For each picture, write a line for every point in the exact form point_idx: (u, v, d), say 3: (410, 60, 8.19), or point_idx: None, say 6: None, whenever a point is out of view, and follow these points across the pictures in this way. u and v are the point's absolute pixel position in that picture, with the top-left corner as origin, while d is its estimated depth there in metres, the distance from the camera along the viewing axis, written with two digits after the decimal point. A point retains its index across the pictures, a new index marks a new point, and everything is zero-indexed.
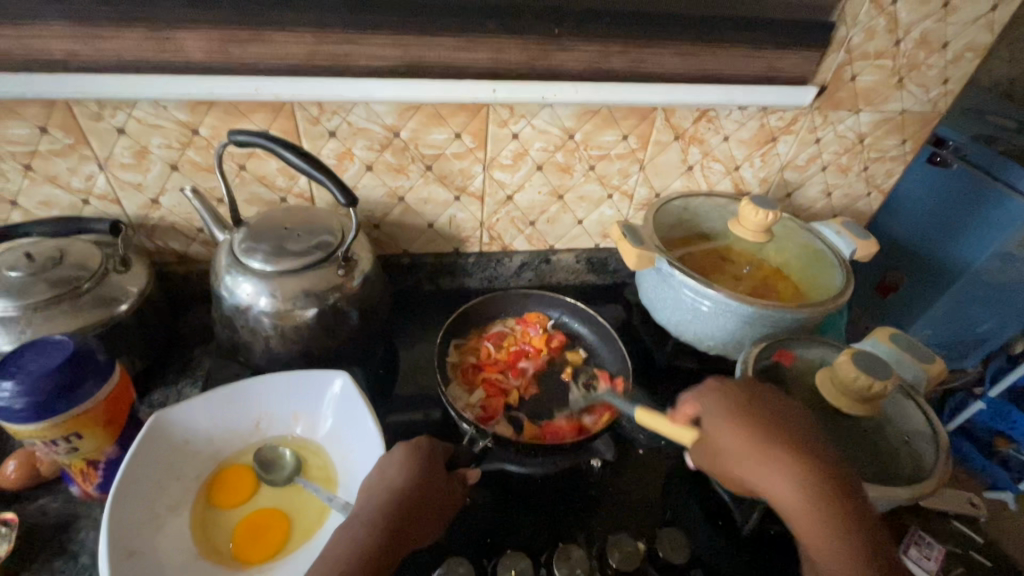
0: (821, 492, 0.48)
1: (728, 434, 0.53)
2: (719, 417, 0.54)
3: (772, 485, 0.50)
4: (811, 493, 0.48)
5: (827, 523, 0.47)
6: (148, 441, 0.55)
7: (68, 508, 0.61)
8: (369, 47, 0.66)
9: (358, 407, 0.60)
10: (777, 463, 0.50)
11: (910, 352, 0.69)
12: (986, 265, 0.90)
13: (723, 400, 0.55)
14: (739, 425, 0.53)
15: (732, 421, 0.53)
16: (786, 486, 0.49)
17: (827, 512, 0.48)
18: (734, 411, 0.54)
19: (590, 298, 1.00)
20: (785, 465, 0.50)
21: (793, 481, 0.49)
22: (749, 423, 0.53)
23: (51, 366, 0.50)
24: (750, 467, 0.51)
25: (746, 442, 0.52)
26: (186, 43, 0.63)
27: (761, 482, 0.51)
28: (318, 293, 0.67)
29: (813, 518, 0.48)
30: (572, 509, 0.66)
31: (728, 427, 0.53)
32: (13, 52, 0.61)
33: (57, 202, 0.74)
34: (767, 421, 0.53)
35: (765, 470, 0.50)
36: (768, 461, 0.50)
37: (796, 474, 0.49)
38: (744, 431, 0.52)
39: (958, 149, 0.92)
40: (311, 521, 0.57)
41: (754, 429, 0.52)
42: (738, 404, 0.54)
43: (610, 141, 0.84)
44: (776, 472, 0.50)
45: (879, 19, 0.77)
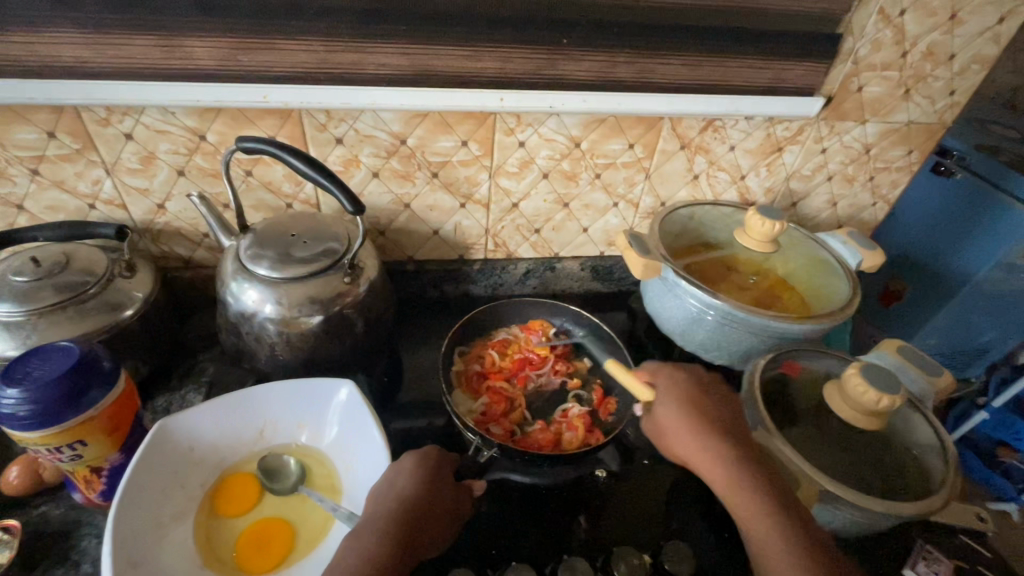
0: (743, 463, 0.56)
1: (668, 411, 0.61)
2: (664, 397, 0.63)
3: (700, 457, 0.58)
4: (730, 463, 0.56)
5: (746, 490, 0.54)
6: (153, 449, 0.55)
7: (71, 515, 0.61)
8: (378, 55, 0.67)
9: (364, 417, 0.60)
10: (707, 436, 0.58)
11: (918, 364, 0.68)
12: (987, 276, 0.87)
13: (670, 383, 0.64)
14: (679, 404, 0.61)
15: (673, 400, 0.62)
16: (712, 457, 0.57)
17: (745, 481, 0.54)
18: (676, 393, 0.63)
19: (594, 306, 1.00)
20: (713, 439, 0.58)
21: (717, 452, 0.57)
22: (687, 403, 0.61)
23: (56, 372, 0.50)
24: (687, 440, 0.59)
25: (682, 418, 0.60)
26: (196, 51, 0.63)
27: (691, 453, 0.59)
28: (324, 300, 0.67)
29: (734, 485, 0.55)
30: (577, 520, 0.65)
31: (669, 405, 0.62)
32: (22, 58, 0.61)
33: (63, 206, 0.74)
34: (703, 403, 0.62)
35: (697, 442, 0.58)
36: (698, 434, 0.59)
37: (720, 448, 0.57)
38: (681, 409, 0.61)
39: (962, 159, 0.89)
40: (315, 531, 0.57)
41: (691, 408, 0.61)
42: (680, 389, 0.63)
43: (616, 149, 0.84)
44: (705, 444, 0.58)
45: (886, 31, 0.77)
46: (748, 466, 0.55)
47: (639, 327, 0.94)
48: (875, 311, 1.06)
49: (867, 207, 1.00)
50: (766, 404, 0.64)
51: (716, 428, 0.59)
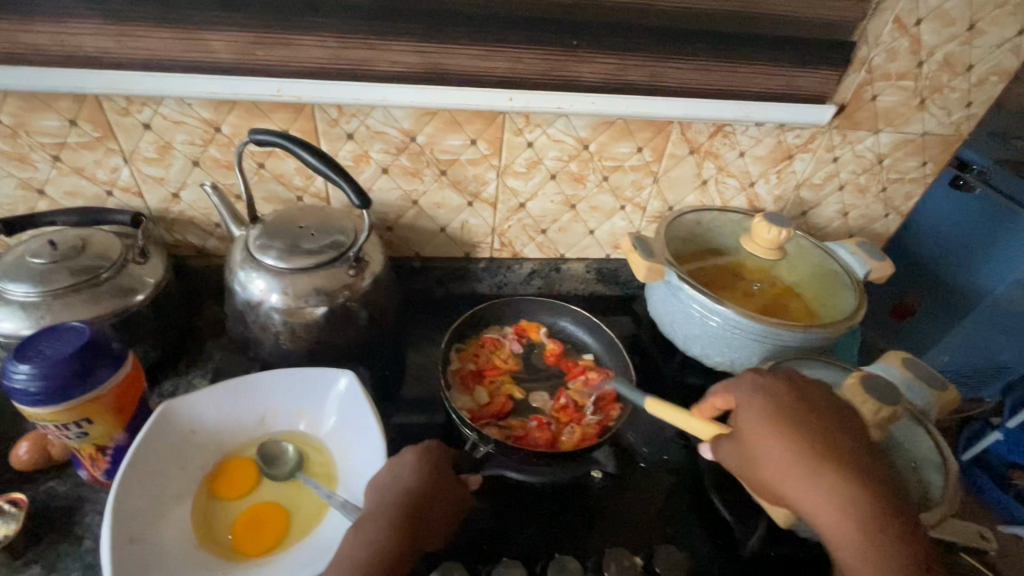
0: (869, 510, 0.47)
1: (774, 441, 0.51)
2: (767, 424, 0.52)
3: (818, 503, 0.49)
4: (863, 522, 0.47)
5: (874, 543, 0.46)
6: (155, 430, 0.56)
7: (76, 491, 0.62)
8: (390, 53, 0.68)
9: (362, 406, 0.61)
10: (827, 477, 0.49)
11: (923, 377, 0.67)
12: (1005, 292, 0.92)
13: (772, 404, 0.53)
14: (790, 435, 0.51)
15: (777, 428, 0.52)
16: (835, 504, 0.48)
17: (876, 533, 0.47)
18: (777, 417, 0.52)
19: (598, 308, 1.00)
20: (832, 482, 0.49)
21: (840, 502, 0.48)
22: (795, 432, 0.51)
23: (67, 351, 0.52)
24: (798, 484, 0.50)
25: (793, 454, 0.50)
26: (213, 44, 0.64)
27: (806, 497, 0.49)
28: (330, 292, 0.68)
29: (863, 541, 0.47)
30: (570, 520, 0.65)
31: (778, 439, 0.51)
32: (47, 47, 0.63)
33: (82, 192, 0.76)
34: (821, 435, 0.51)
35: (815, 484, 0.49)
36: (818, 474, 0.49)
37: (842, 498, 0.48)
38: (791, 443, 0.50)
39: (983, 174, 0.91)
40: (310, 517, 0.58)
41: (806, 439, 0.51)
42: (785, 411, 0.52)
43: (625, 152, 0.84)
44: (824, 486, 0.49)
45: (901, 41, 0.76)
46: (880, 512, 0.47)
47: (643, 332, 0.94)
48: None
49: (880, 218, 0.99)
50: None
51: (836, 464, 0.49)
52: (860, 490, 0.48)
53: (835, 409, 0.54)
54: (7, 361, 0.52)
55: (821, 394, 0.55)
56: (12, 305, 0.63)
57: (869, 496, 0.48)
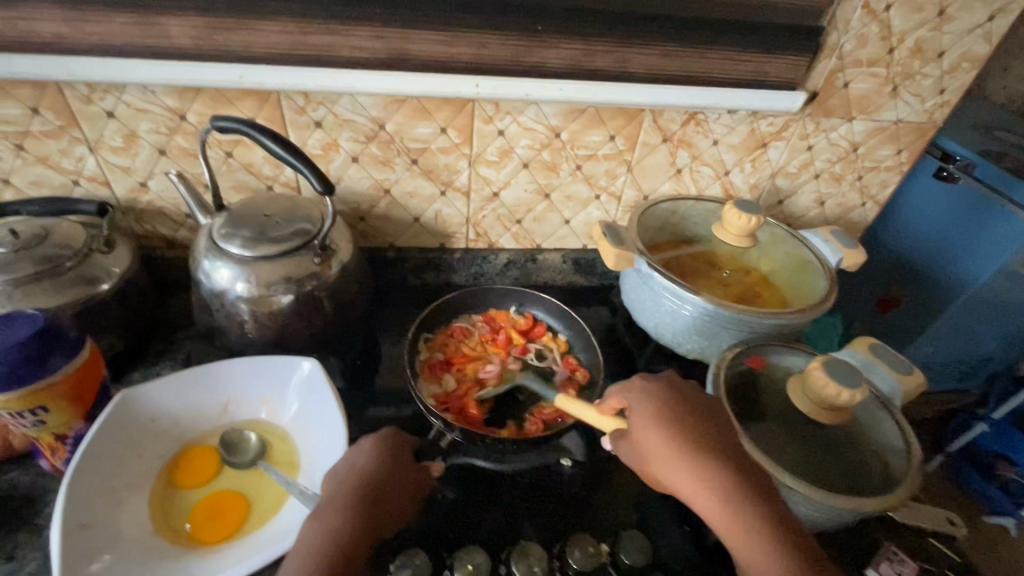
0: (735, 493, 0.51)
1: (651, 436, 0.55)
2: (645, 417, 0.57)
3: (693, 489, 0.53)
4: (728, 500, 0.51)
5: (740, 521, 0.50)
6: (113, 417, 0.56)
7: (37, 481, 0.62)
8: (354, 39, 0.67)
9: (324, 394, 0.60)
10: (697, 464, 0.53)
11: (887, 361, 0.67)
12: (988, 283, 0.91)
13: (647, 398, 0.58)
14: (664, 429, 0.55)
15: (654, 423, 0.56)
16: (705, 490, 0.52)
17: (741, 512, 0.50)
18: (657, 412, 0.57)
19: (575, 298, 1.00)
20: (704, 466, 0.53)
21: (708, 482, 0.52)
22: (669, 427, 0.55)
23: (18, 338, 0.51)
24: (672, 470, 0.54)
25: (667, 444, 0.54)
26: (173, 29, 0.64)
27: (683, 485, 0.53)
28: (296, 280, 0.68)
29: (730, 521, 0.50)
30: (538, 509, 0.65)
31: (652, 430, 0.56)
32: (4, 33, 0.62)
33: (48, 182, 0.76)
34: (688, 424, 0.56)
35: (687, 471, 0.53)
36: (690, 463, 0.53)
37: (710, 479, 0.52)
38: (663, 433, 0.55)
39: (966, 165, 0.89)
40: (270, 505, 0.57)
41: (681, 431, 0.55)
42: (663, 407, 0.57)
43: (597, 140, 0.84)
44: (695, 473, 0.53)
45: (871, 26, 0.76)
46: (739, 493, 0.51)
47: (620, 322, 0.94)
48: None
49: (856, 207, 0.99)
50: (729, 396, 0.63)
51: (706, 453, 0.54)
52: (724, 474, 0.52)
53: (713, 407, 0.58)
54: None
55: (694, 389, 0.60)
56: None
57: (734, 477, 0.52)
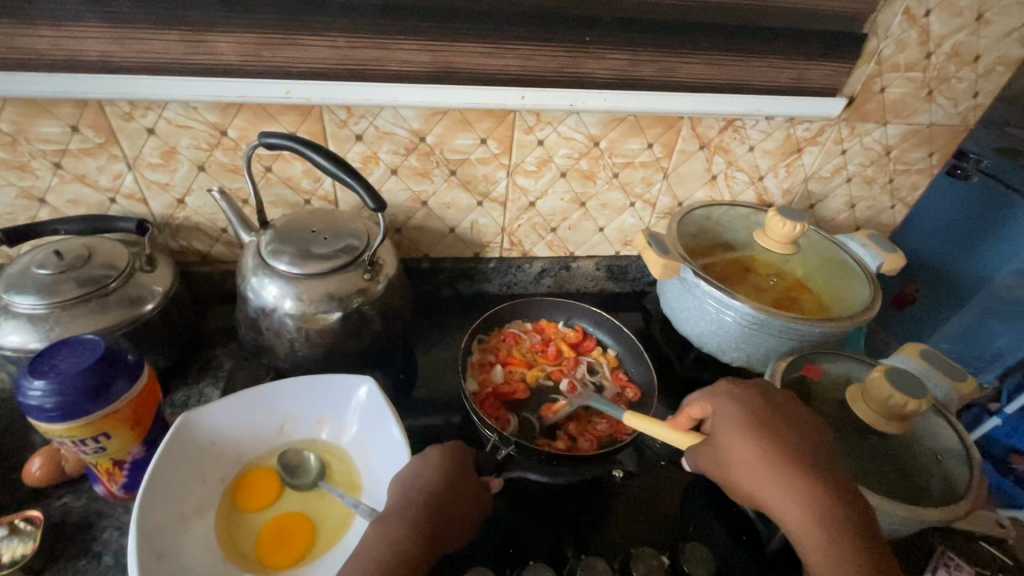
0: (830, 514, 0.50)
1: (736, 444, 0.55)
2: (732, 425, 0.56)
3: (781, 501, 0.52)
4: (820, 519, 0.49)
5: (829, 545, 0.48)
6: (175, 441, 0.55)
7: (92, 506, 0.61)
8: (400, 52, 0.66)
9: (383, 415, 0.60)
10: (787, 478, 0.52)
11: (941, 367, 0.67)
12: (1005, 279, 0.86)
13: (737, 408, 0.57)
14: (754, 437, 0.54)
15: (742, 431, 0.55)
16: (796, 505, 0.51)
17: (832, 535, 0.49)
18: (748, 424, 0.55)
19: (608, 305, 0.99)
20: (795, 481, 0.51)
21: (801, 498, 0.51)
22: (760, 436, 0.54)
23: (82, 365, 0.51)
24: (760, 480, 0.53)
25: (758, 455, 0.53)
26: (220, 46, 0.63)
27: (772, 500, 0.52)
28: (343, 297, 0.67)
29: (819, 541, 0.49)
30: (592, 520, 0.66)
31: (741, 438, 0.55)
32: (48, 52, 0.61)
33: (85, 200, 0.75)
34: (780, 434, 0.55)
35: (776, 484, 0.52)
36: (782, 477, 0.52)
37: (804, 495, 0.51)
38: (753, 442, 0.54)
39: (979, 163, 0.88)
40: (336, 527, 0.57)
41: (773, 445, 0.54)
42: (756, 421, 0.55)
43: (635, 148, 0.83)
44: (786, 489, 0.51)
45: (911, 32, 0.76)
46: (835, 515, 0.49)
47: (655, 328, 0.94)
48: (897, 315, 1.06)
49: (886, 209, 0.99)
50: None
51: (801, 467, 0.52)
52: (818, 492, 0.51)
53: (803, 418, 0.57)
54: (21, 377, 0.50)
55: (783, 397, 0.59)
56: (19, 318, 0.62)
57: (828, 498, 0.50)
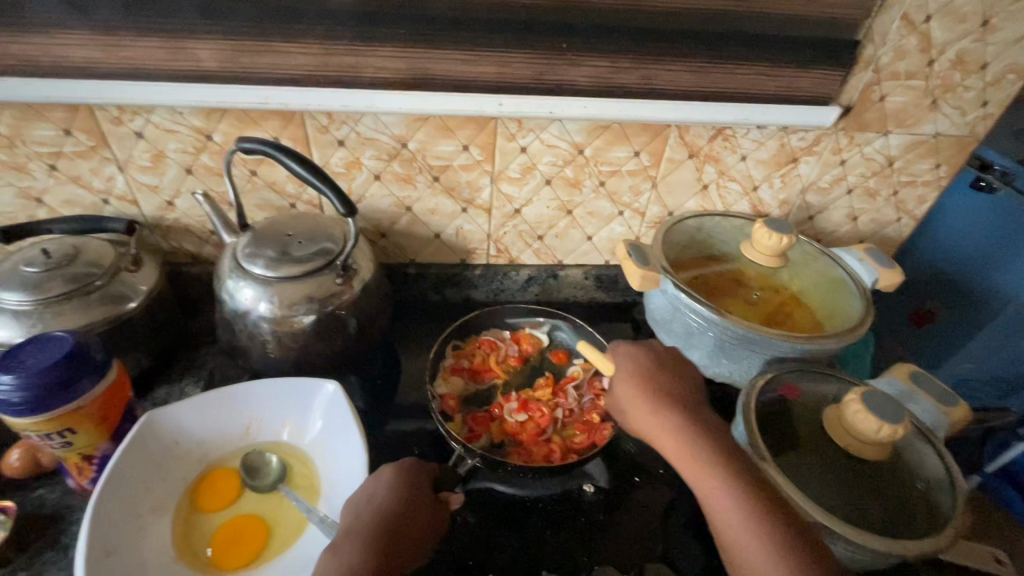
0: (690, 426, 0.59)
1: (622, 388, 0.66)
2: (621, 375, 0.67)
3: (655, 431, 0.61)
4: (686, 440, 0.58)
5: (693, 450, 0.57)
6: (139, 441, 0.58)
7: (64, 498, 0.62)
8: (376, 59, 0.67)
9: (343, 418, 0.62)
10: (657, 409, 0.61)
11: (928, 391, 0.65)
12: None
13: (624, 361, 0.67)
14: (634, 381, 0.65)
15: (627, 379, 0.66)
16: (669, 425, 0.60)
17: (691, 440, 0.58)
18: (630, 368, 0.67)
19: (597, 316, 0.98)
20: (664, 412, 0.61)
21: (667, 423, 0.60)
22: (639, 380, 0.65)
23: (48, 361, 0.52)
24: (641, 415, 0.62)
25: (636, 391, 0.64)
26: (200, 53, 0.65)
27: (648, 422, 0.62)
28: (319, 300, 0.67)
29: (687, 460, 0.57)
30: (558, 536, 0.65)
31: (627, 383, 0.65)
32: (39, 59, 0.64)
33: (79, 201, 0.77)
34: (657, 379, 0.64)
35: (648, 415, 0.62)
36: (649, 403, 0.62)
37: (671, 421, 0.60)
38: (635, 384, 0.65)
39: (1005, 174, 0.82)
40: (290, 531, 0.59)
41: (644, 380, 0.65)
42: (636, 364, 0.67)
43: (621, 157, 0.82)
44: (654, 411, 0.62)
45: (910, 38, 0.73)
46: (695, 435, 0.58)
47: (643, 339, 0.92)
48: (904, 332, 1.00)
49: (892, 222, 0.95)
50: (762, 427, 0.60)
51: (664, 393, 0.63)
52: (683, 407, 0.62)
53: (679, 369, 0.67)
54: None
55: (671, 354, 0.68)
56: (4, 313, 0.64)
57: (689, 411, 0.61)
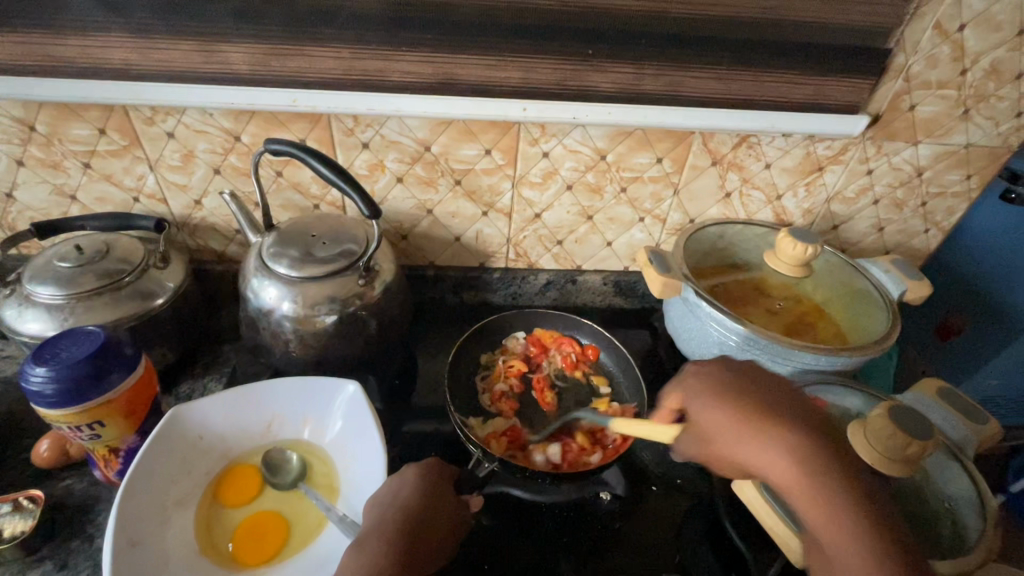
0: (820, 467, 0.46)
1: (715, 414, 0.52)
2: (709, 395, 0.53)
3: (770, 466, 0.48)
4: (816, 482, 0.45)
5: (827, 501, 0.45)
6: (164, 436, 0.60)
7: (90, 489, 0.64)
8: (403, 63, 0.68)
9: (364, 418, 0.62)
10: (774, 438, 0.48)
11: (959, 409, 0.64)
12: None
13: (710, 378, 0.55)
14: (733, 403, 0.51)
15: (723, 400, 0.52)
16: (792, 469, 0.46)
17: (823, 485, 0.45)
18: (725, 389, 0.53)
19: (614, 322, 0.97)
20: (783, 441, 0.48)
21: (792, 458, 0.47)
22: (741, 402, 0.51)
23: (80, 354, 0.53)
24: (748, 447, 0.49)
25: (741, 421, 0.50)
26: (232, 56, 0.66)
27: (761, 457, 0.48)
28: (341, 300, 0.68)
29: (823, 510, 0.45)
30: (575, 543, 0.64)
31: (726, 408, 0.51)
32: (78, 60, 0.66)
33: (111, 198, 0.79)
34: (759, 399, 0.51)
35: (762, 448, 0.48)
36: (764, 434, 0.49)
37: (797, 456, 0.47)
38: (735, 408, 0.51)
39: None
40: (310, 529, 0.60)
41: (749, 403, 0.51)
42: (730, 383, 0.53)
43: (644, 163, 0.82)
44: (769, 444, 0.48)
45: (942, 47, 0.71)
46: (828, 473, 0.46)
47: (660, 347, 0.91)
48: (929, 346, 0.98)
49: (919, 234, 0.93)
50: None
51: (779, 419, 0.49)
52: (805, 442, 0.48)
53: (774, 385, 0.54)
54: (24, 364, 0.53)
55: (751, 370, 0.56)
56: (38, 306, 0.66)
57: (816, 449, 0.47)
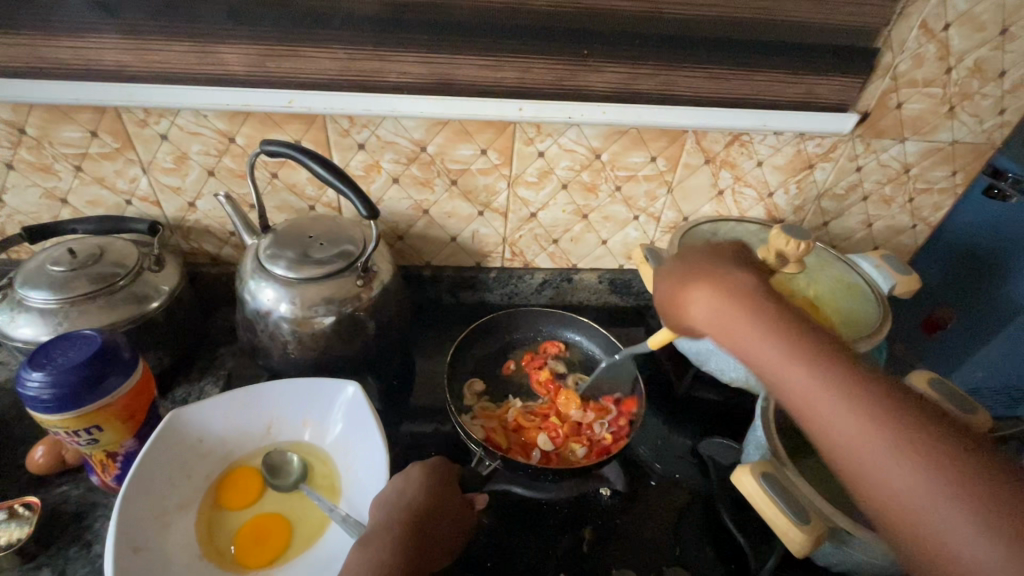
0: (752, 313, 0.48)
1: (667, 289, 0.55)
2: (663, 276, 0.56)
3: (710, 323, 0.50)
4: (747, 324, 0.47)
5: (759, 341, 0.46)
6: (164, 438, 0.59)
7: (87, 495, 0.63)
8: (399, 63, 0.68)
9: (365, 418, 0.63)
10: (707, 300, 0.51)
11: (945, 397, 0.65)
12: None
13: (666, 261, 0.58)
14: (678, 277, 0.54)
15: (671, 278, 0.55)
16: (725, 318, 0.49)
17: (758, 330, 0.46)
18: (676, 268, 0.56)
19: (609, 320, 0.98)
20: (716, 301, 0.50)
21: (724, 312, 0.49)
22: (684, 273, 0.54)
23: (78, 358, 0.53)
24: (692, 311, 0.52)
25: (683, 291, 0.53)
26: (227, 58, 0.66)
27: (701, 317, 0.51)
28: (338, 301, 0.68)
29: (758, 349, 0.46)
30: (576, 540, 0.65)
31: (672, 282, 0.55)
32: (69, 62, 0.65)
33: (103, 202, 0.78)
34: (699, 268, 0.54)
35: (700, 309, 0.51)
36: (693, 297, 0.52)
37: (729, 309, 0.49)
38: (680, 281, 0.54)
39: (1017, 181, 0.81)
40: (314, 530, 0.60)
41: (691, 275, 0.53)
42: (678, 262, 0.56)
43: (638, 162, 0.82)
44: (708, 305, 0.50)
45: (928, 46, 0.73)
46: (758, 316, 0.47)
47: None
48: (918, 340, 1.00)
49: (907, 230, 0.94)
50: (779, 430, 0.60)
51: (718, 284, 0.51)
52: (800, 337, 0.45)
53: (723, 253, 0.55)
54: (21, 369, 0.53)
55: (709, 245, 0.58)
56: (31, 311, 0.65)
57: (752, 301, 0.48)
